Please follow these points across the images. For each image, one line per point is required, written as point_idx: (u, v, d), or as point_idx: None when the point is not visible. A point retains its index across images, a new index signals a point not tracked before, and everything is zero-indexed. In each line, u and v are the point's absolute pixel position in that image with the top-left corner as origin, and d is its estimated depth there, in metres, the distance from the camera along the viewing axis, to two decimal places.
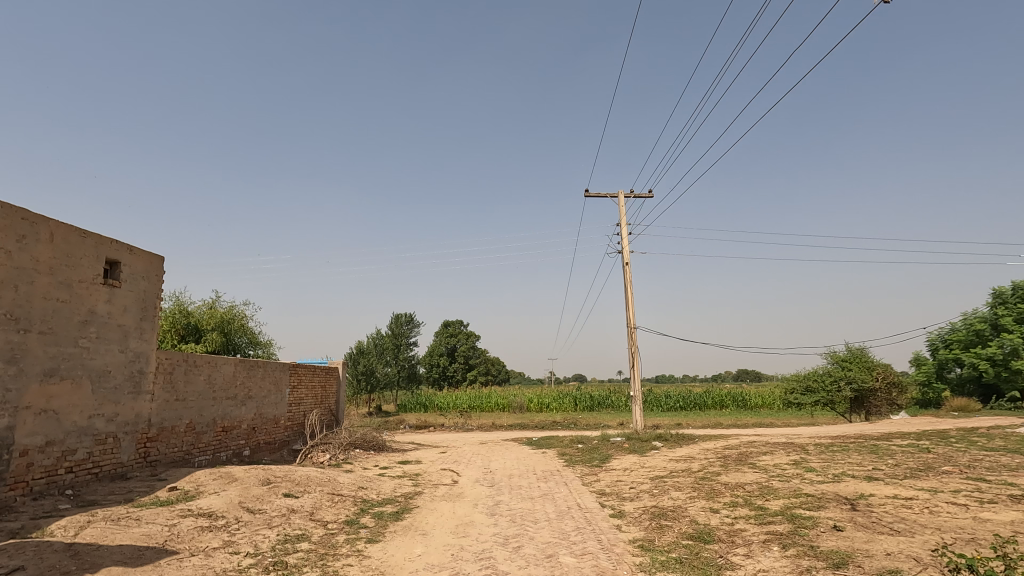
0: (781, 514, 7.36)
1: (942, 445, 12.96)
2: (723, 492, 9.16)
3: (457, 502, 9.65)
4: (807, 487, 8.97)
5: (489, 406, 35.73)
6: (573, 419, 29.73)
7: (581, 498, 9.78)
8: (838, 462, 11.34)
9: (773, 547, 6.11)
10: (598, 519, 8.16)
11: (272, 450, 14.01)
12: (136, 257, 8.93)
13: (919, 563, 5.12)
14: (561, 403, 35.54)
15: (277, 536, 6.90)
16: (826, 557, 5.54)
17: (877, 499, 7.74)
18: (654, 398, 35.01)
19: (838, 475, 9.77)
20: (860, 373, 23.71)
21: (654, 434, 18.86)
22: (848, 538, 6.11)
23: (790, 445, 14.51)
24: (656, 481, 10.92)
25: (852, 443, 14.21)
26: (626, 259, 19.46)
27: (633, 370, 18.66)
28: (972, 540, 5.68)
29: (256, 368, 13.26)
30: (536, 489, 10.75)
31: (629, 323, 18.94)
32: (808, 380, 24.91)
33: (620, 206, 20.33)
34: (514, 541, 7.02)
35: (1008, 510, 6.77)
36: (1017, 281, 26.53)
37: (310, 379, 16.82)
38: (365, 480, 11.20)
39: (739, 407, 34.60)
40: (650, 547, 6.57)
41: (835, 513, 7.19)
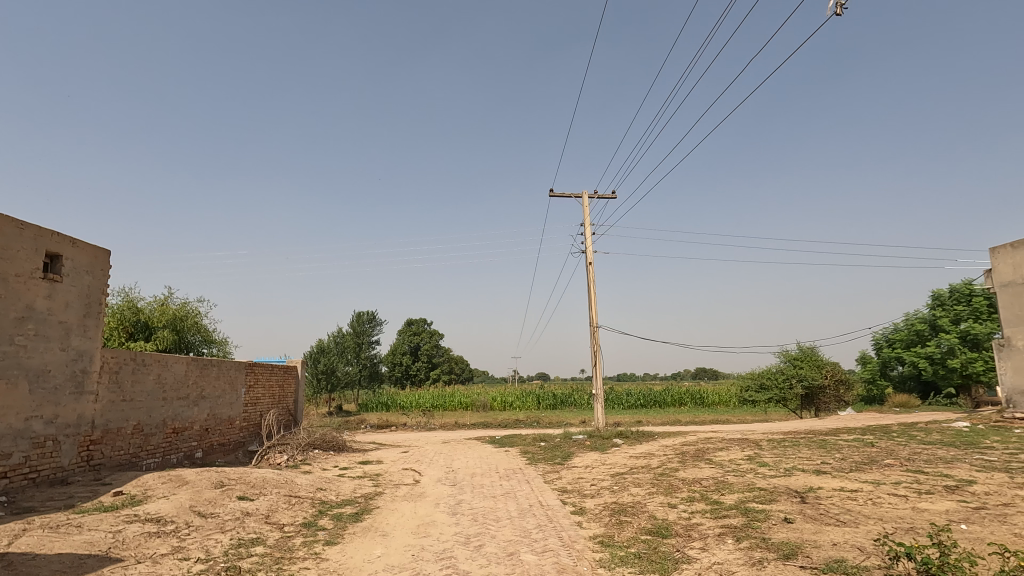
0: (736, 507, 7.59)
1: (885, 439, 13.62)
2: (680, 487, 9.40)
3: (419, 502, 9.57)
4: (760, 481, 9.29)
5: (453, 405, 35.55)
6: (537, 417, 29.88)
7: (543, 496, 9.84)
8: (788, 456, 11.77)
9: (727, 539, 6.29)
10: (560, 516, 8.22)
11: (226, 452, 13.54)
12: (79, 250, 8.49)
13: (863, 552, 5.36)
14: (524, 402, 35.79)
15: (230, 541, 6.68)
16: (777, 548, 5.75)
17: (824, 492, 8.08)
18: (616, 396, 35.53)
19: (789, 470, 10.16)
20: (810, 371, 24.66)
21: (615, 431, 19.13)
22: (797, 529, 6.36)
23: (745, 441, 14.94)
24: (616, 478, 11.10)
25: (803, 438, 14.77)
26: (589, 259, 19.68)
27: (595, 368, 18.88)
28: (911, 529, 5.98)
29: (210, 366, 12.83)
30: (498, 488, 10.75)
31: (592, 322, 19.16)
32: (763, 378, 25.80)
33: (584, 207, 20.55)
34: (476, 540, 6.99)
35: (943, 500, 7.18)
36: (953, 284, 28.01)
37: (268, 378, 16.33)
38: (323, 482, 10.96)
39: (697, 404, 35.63)
40: (609, 543, 6.67)
41: (785, 505, 7.47)
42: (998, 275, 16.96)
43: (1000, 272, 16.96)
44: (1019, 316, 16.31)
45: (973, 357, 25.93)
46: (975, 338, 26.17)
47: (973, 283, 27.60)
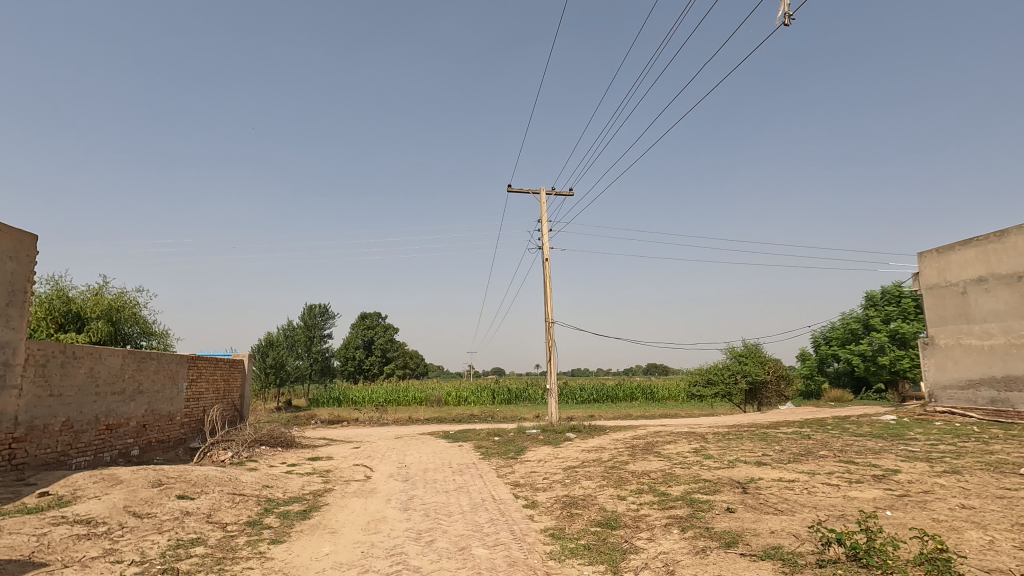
0: (682, 498, 7.85)
1: (820, 432, 14.37)
2: (630, 480, 9.64)
3: (370, 499, 9.41)
4: (705, 473, 9.63)
5: (406, 399, 35.19)
6: (491, 412, 29.95)
7: (495, 490, 9.88)
8: (732, 449, 12.26)
9: (673, 529, 6.50)
10: (512, 510, 8.27)
11: (165, 449, 12.93)
12: (2, 234, 7.90)
13: (798, 539, 5.64)
14: (479, 396, 35.81)
15: (168, 542, 6.38)
16: (719, 537, 5.97)
17: (764, 482, 8.46)
18: (570, 391, 35.97)
19: (732, 461, 10.57)
20: (754, 367, 25.72)
21: (568, 425, 19.40)
22: (738, 518, 6.63)
23: (692, 434, 15.44)
24: (568, 471, 11.27)
25: (746, 432, 15.39)
26: (546, 255, 19.84)
27: (550, 363, 19.05)
28: (841, 516, 6.34)
29: (148, 360, 12.20)
30: (450, 483, 10.70)
31: (547, 317, 19.32)
32: (710, 373, 26.73)
33: (541, 203, 20.67)
34: (428, 536, 6.95)
35: (871, 488, 7.65)
36: (884, 286, 29.74)
37: (211, 372, 15.68)
38: (270, 479, 10.62)
39: (648, 399, 36.60)
40: (560, 535, 6.77)
41: (728, 496, 7.78)
42: (925, 278, 18.13)
43: (926, 275, 18.15)
44: (942, 316, 17.49)
45: (900, 355, 27.68)
46: (903, 336, 27.93)
47: (902, 285, 29.39)
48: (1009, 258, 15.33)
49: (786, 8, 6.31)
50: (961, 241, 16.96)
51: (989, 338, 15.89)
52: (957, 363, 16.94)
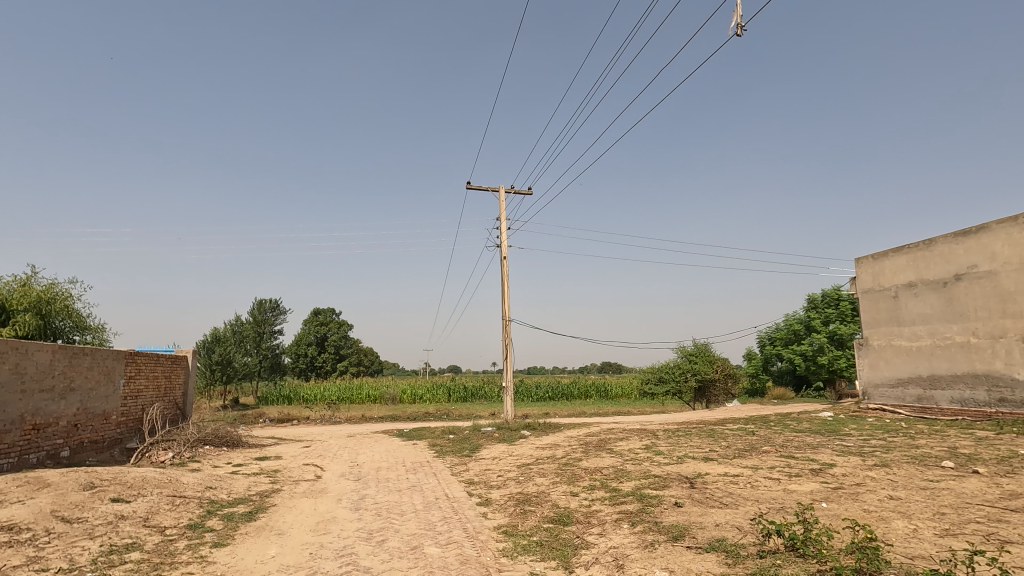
0: (632, 494, 8.03)
1: (763, 428, 15.00)
2: (583, 476, 9.80)
3: (320, 499, 9.20)
4: (654, 469, 9.90)
5: (360, 397, 34.58)
6: (446, 410, 29.79)
7: (449, 488, 9.84)
8: (681, 445, 12.63)
9: (623, 524, 6.65)
10: (466, 508, 8.25)
11: (100, 450, 12.23)
12: None
13: (741, 531, 5.87)
14: (434, 394, 35.57)
15: (101, 547, 6.05)
16: (667, 531, 6.14)
17: (710, 477, 8.76)
18: (526, 388, 36.19)
19: (681, 457, 10.89)
20: (703, 366, 26.58)
21: (523, 423, 19.49)
22: (685, 512, 6.84)
23: (643, 431, 15.82)
24: (522, 468, 11.35)
25: (694, 428, 15.88)
26: (504, 254, 19.87)
27: (506, 361, 19.11)
28: (781, 508, 6.63)
29: (81, 355, 11.52)
30: (403, 482, 10.59)
31: (504, 316, 19.36)
32: (661, 371, 27.47)
33: (501, 201, 20.67)
34: (379, 535, 6.85)
35: (809, 481, 8.04)
36: (825, 289, 31.29)
37: (151, 368, 14.93)
38: (214, 480, 10.22)
39: (602, 397, 37.25)
40: (512, 532, 6.80)
41: (676, 491, 8.01)
42: (861, 283, 19.19)
43: (862, 280, 19.20)
44: (876, 318, 18.55)
45: (838, 355, 29.20)
46: (841, 338, 29.48)
47: (841, 288, 30.98)
48: (936, 265, 16.37)
49: (740, 19, 6.53)
50: (894, 248, 18.02)
51: (917, 340, 16.96)
52: (888, 363, 18.01)
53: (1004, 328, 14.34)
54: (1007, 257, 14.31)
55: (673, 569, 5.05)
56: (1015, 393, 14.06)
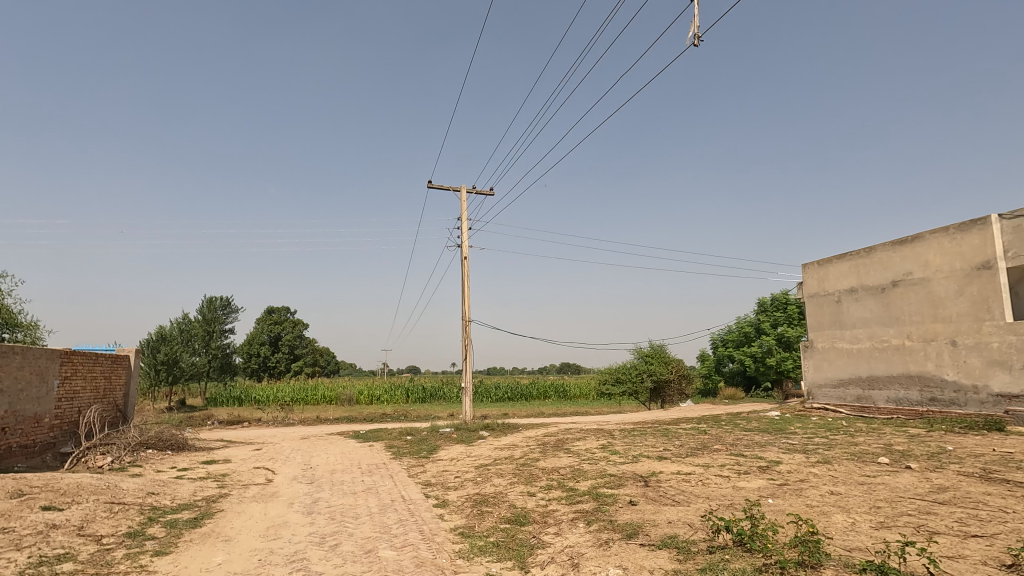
0: (588, 493, 8.13)
1: (715, 427, 15.45)
2: (540, 476, 9.85)
3: (271, 503, 8.92)
4: (610, 468, 10.05)
5: (315, 398, 33.74)
6: (404, 411, 29.38)
7: (405, 490, 9.72)
8: (636, 444, 12.88)
9: (579, 523, 6.72)
10: (422, 510, 8.17)
11: (30, 456, 11.49)
12: None
13: (692, 528, 6.03)
14: (392, 395, 35.08)
15: (28, 559, 5.67)
16: (621, 529, 6.25)
17: (664, 475, 8.97)
18: (485, 389, 36.14)
19: (636, 457, 11.09)
20: (659, 367, 27.19)
21: (482, 423, 19.43)
22: (639, 511, 6.98)
23: (600, 431, 16.05)
24: (480, 469, 11.32)
25: (649, 428, 16.20)
26: (464, 253, 19.79)
27: (465, 361, 19.03)
28: (730, 505, 6.85)
29: (10, 355, 10.80)
30: (358, 484, 10.38)
31: (464, 316, 19.27)
32: (619, 372, 27.95)
33: (462, 201, 20.59)
34: (332, 539, 6.70)
35: (756, 478, 8.34)
36: (774, 293, 32.54)
37: (89, 369, 14.13)
38: (156, 485, 9.75)
39: (560, 397, 37.62)
40: (469, 534, 6.77)
41: (631, 489, 8.16)
42: (808, 287, 20.07)
43: (809, 284, 20.07)
44: (821, 322, 19.44)
45: (785, 356, 30.43)
46: (788, 340, 30.72)
47: (788, 293, 32.31)
48: (876, 272, 17.28)
49: (697, 29, 6.70)
50: (837, 255, 18.92)
51: (858, 342, 17.85)
52: (831, 364, 18.89)
53: (936, 332, 15.26)
54: (939, 265, 15.23)
55: (627, 567, 5.13)
56: (944, 392, 14.98)
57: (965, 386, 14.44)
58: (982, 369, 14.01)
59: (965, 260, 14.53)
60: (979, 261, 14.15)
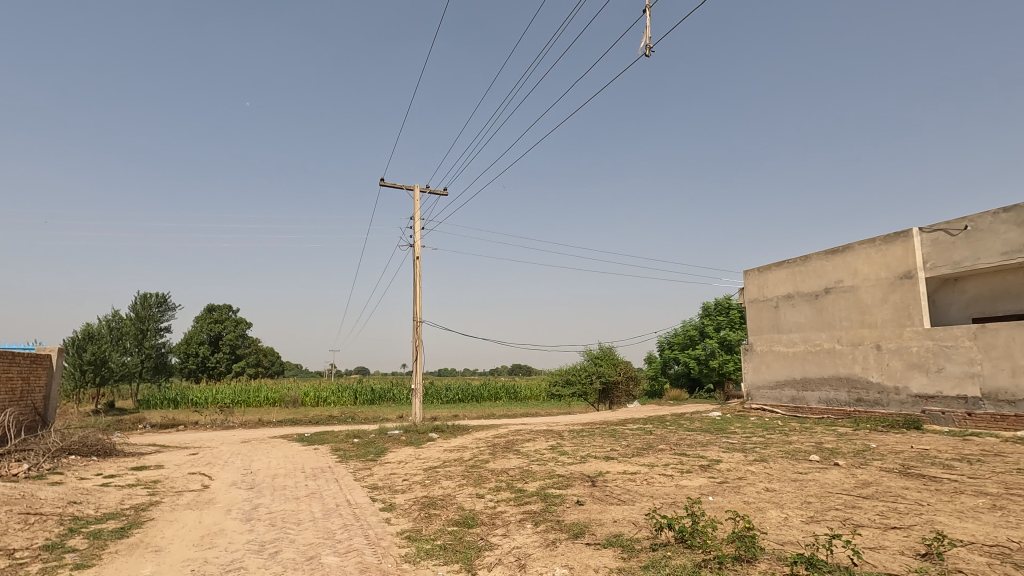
0: (536, 494, 8.18)
1: (660, 427, 15.88)
2: (489, 478, 9.84)
3: (206, 510, 8.52)
4: (559, 468, 10.17)
5: (257, 400, 32.47)
6: (351, 413, 28.71)
7: (350, 494, 9.49)
8: (585, 445, 13.09)
9: (527, 524, 6.75)
10: (368, 514, 8.00)
11: None
12: None
13: (636, 526, 6.17)
14: (339, 397, 34.25)
15: None
16: (568, 529, 6.33)
17: (611, 475, 9.14)
18: (436, 390, 35.82)
19: (584, 457, 11.26)
20: (608, 368, 27.72)
21: (431, 425, 19.25)
22: (586, 510, 7.08)
23: (550, 432, 16.19)
24: (429, 472, 11.20)
25: (597, 429, 16.47)
26: (417, 253, 19.58)
27: (416, 362, 18.81)
28: (673, 503, 7.06)
29: None
30: (301, 489, 10.05)
31: (415, 316, 19.04)
32: (569, 374, 28.33)
33: (415, 200, 20.40)
34: (272, 547, 6.46)
35: (698, 477, 8.63)
36: (717, 298, 33.85)
37: (4, 369, 13.07)
38: (78, 493, 9.10)
39: (511, 398, 37.77)
40: (416, 537, 6.68)
41: (578, 489, 8.27)
42: (748, 293, 20.97)
43: (749, 290, 20.97)
44: (760, 326, 20.35)
45: (727, 359, 31.66)
46: (730, 343, 32.02)
47: (731, 298, 33.71)
48: (810, 279, 18.24)
49: (649, 40, 6.91)
50: (776, 263, 19.85)
51: (793, 346, 18.78)
52: (769, 366, 19.80)
53: (863, 336, 16.25)
54: (867, 274, 16.21)
55: (572, 567, 5.19)
56: (869, 393, 15.96)
57: (887, 387, 15.44)
58: (903, 371, 15.03)
59: (890, 270, 15.54)
60: (901, 271, 15.17)
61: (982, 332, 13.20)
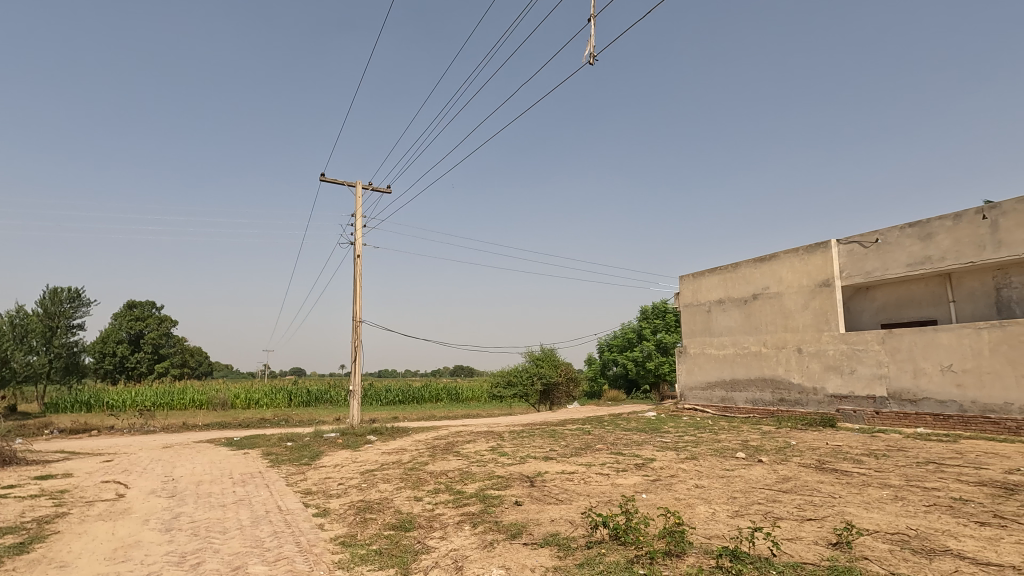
0: (475, 495, 8.17)
1: (598, 428, 16.23)
2: (428, 480, 9.73)
3: (121, 521, 7.95)
4: (498, 469, 10.19)
5: (182, 403, 30.60)
6: (285, 416, 27.59)
7: (282, 500, 9.12)
8: (525, 446, 13.17)
9: (465, 526, 6.72)
10: (300, 520, 7.71)
11: None
12: None
13: (572, 525, 6.28)
14: (273, 399, 32.89)
15: None
16: (506, 529, 6.35)
17: (549, 475, 9.26)
18: (375, 392, 35.03)
19: (524, 457, 11.35)
20: (549, 370, 28.09)
21: (370, 428, 18.81)
22: (524, 510, 7.14)
23: (490, 433, 16.17)
24: (366, 475, 10.94)
25: (537, 429, 16.63)
26: (358, 251, 19.09)
27: (354, 362, 18.34)
28: (608, 501, 7.24)
29: None
30: (228, 495, 9.57)
31: (355, 316, 18.56)
32: (510, 375, 28.47)
33: (357, 197, 19.89)
34: (194, 558, 6.10)
35: (632, 475, 8.89)
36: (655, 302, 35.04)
37: None
38: None
39: (452, 399, 37.55)
40: (350, 543, 6.52)
41: (517, 490, 8.32)
42: (683, 297, 21.81)
43: (684, 295, 21.82)
44: (693, 329, 21.22)
45: (663, 360, 32.79)
46: (666, 345, 33.24)
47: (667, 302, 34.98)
48: (740, 285, 19.21)
49: (592, 48, 7.07)
50: (709, 269, 20.76)
51: (723, 348, 19.71)
52: (701, 368, 20.68)
53: (786, 340, 17.27)
54: (790, 281, 17.24)
55: (508, 567, 5.22)
56: (791, 393, 16.98)
57: (807, 388, 16.48)
58: (821, 373, 16.09)
59: (811, 278, 16.60)
60: (821, 279, 16.25)
61: (890, 337, 14.34)
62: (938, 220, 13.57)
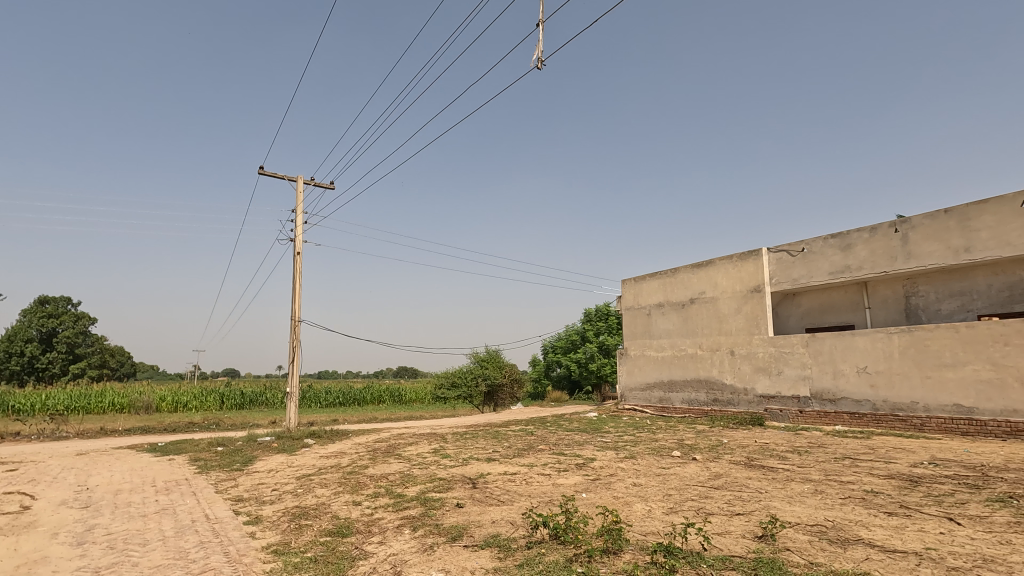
0: (416, 499, 8.05)
1: (541, 429, 16.38)
2: (367, 484, 9.52)
3: (25, 535, 7.30)
4: (440, 471, 10.10)
5: (100, 407, 28.52)
6: (215, 419, 26.24)
7: (211, 508, 8.66)
8: (467, 447, 13.11)
9: (404, 530, 6.61)
10: (229, 529, 7.35)
11: None
12: None
13: (513, 525, 6.31)
14: (203, 402, 31.25)
15: None
16: (446, 532, 6.30)
17: (491, 476, 9.26)
18: (314, 394, 33.91)
19: (466, 459, 11.30)
20: (493, 371, 28.13)
21: (307, 431, 18.18)
22: (465, 512, 7.11)
23: (433, 435, 16.02)
24: (302, 480, 10.57)
25: (480, 431, 16.61)
26: (298, 248, 18.44)
27: (292, 363, 17.70)
28: (548, 501, 7.31)
29: None
30: (150, 505, 8.98)
31: (294, 316, 17.90)
32: (454, 376, 28.29)
33: (297, 192, 19.19)
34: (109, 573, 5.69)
35: (573, 475, 9.03)
36: (597, 305, 35.80)
37: None
38: None
39: (395, 401, 36.91)
40: (284, 551, 6.27)
41: (459, 492, 8.27)
42: (625, 300, 22.39)
43: (626, 298, 22.41)
44: (634, 331, 21.83)
45: (605, 362, 33.54)
46: (608, 347, 34.01)
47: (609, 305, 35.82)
48: (678, 290, 19.92)
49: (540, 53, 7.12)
50: (649, 273, 21.42)
51: (662, 350, 20.38)
52: (641, 369, 21.29)
53: (720, 343, 18.07)
54: (725, 286, 18.04)
55: (448, 570, 5.17)
56: (724, 393, 17.77)
57: (738, 388, 17.30)
58: (751, 374, 16.93)
59: (743, 283, 17.44)
60: (752, 286, 17.10)
61: (813, 340, 15.28)
62: (856, 232, 14.58)
